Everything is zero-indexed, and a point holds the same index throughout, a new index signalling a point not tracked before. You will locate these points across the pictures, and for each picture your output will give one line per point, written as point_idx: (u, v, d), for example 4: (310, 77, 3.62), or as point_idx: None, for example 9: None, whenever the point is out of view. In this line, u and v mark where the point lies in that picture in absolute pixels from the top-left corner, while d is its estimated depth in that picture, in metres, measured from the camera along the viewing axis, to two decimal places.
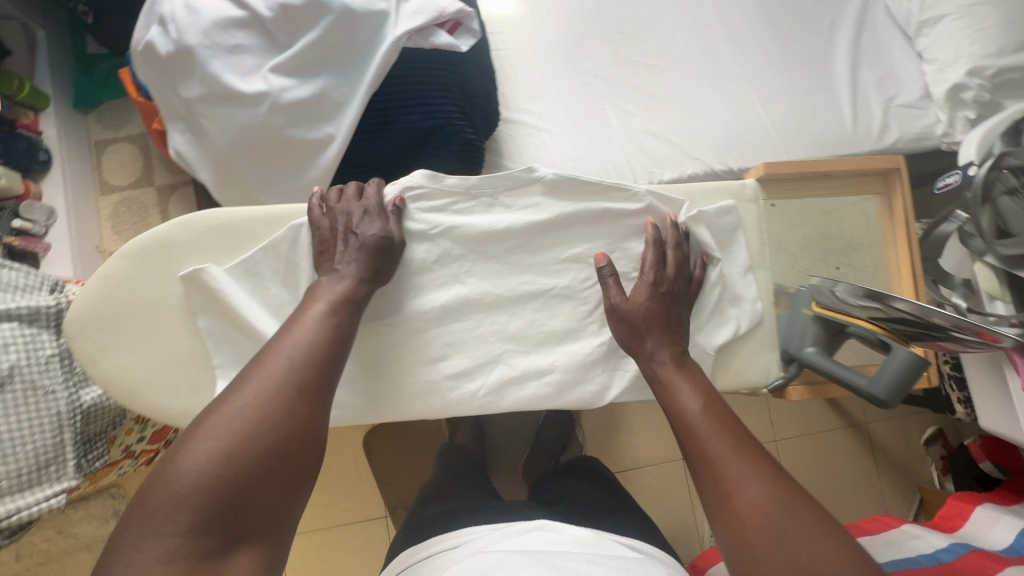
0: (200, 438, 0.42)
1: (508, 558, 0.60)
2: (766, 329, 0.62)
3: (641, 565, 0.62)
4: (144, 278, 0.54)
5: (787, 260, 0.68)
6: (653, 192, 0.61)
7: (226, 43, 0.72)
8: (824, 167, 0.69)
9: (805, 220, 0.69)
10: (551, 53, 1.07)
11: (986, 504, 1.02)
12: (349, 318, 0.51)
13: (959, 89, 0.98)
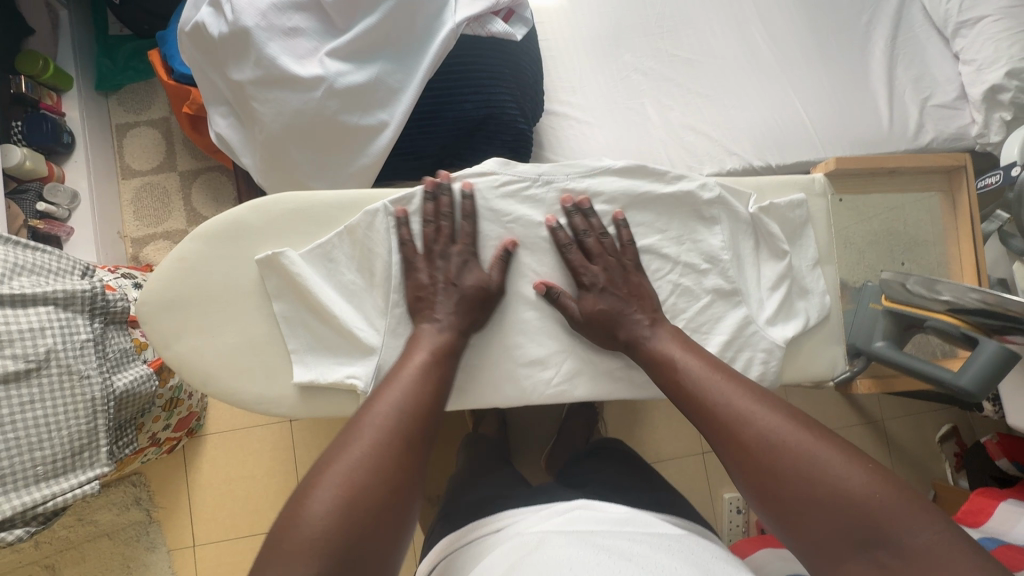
0: (323, 493, 0.41)
1: (547, 537, 0.56)
2: (833, 322, 0.60)
3: (691, 545, 0.58)
4: (220, 262, 0.53)
5: (855, 255, 0.87)
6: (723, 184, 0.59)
7: (283, 26, 0.71)
8: (894, 166, 0.81)
9: (870, 216, 0.86)
10: (591, 45, 1.07)
11: (1010, 500, 1.04)
12: (448, 367, 0.51)
13: (997, 91, 0.99)
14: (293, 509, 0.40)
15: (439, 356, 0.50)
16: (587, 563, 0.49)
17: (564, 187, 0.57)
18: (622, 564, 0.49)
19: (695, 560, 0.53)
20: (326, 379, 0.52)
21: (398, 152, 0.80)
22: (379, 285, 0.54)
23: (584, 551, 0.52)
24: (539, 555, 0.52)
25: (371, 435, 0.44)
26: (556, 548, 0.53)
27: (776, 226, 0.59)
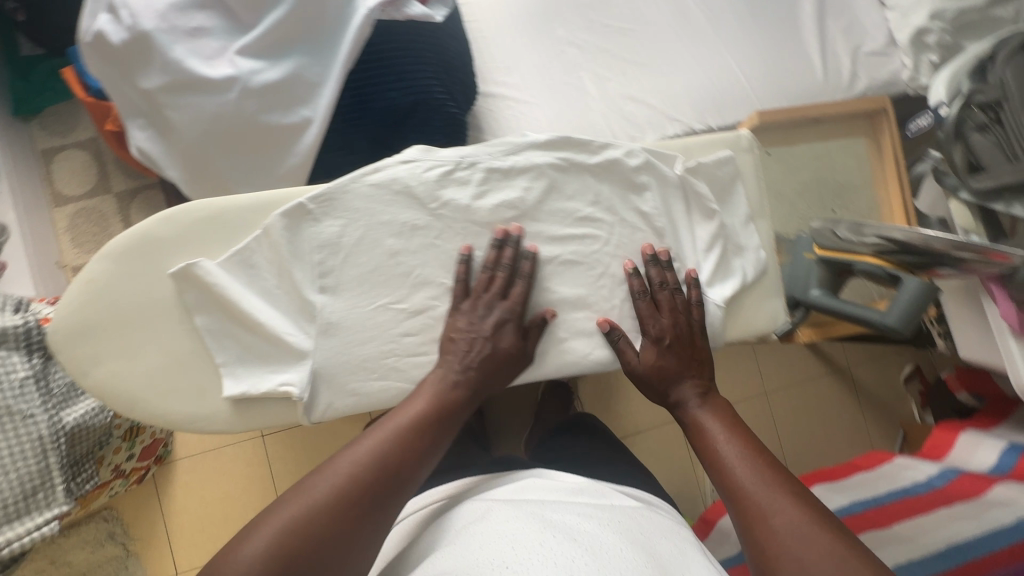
0: (264, 527, 0.41)
1: (493, 510, 0.57)
2: (770, 276, 0.60)
3: (639, 519, 0.59)
4: (134, 282, 0.50)
5: (786, 207, 0.84)
6: (648, 149, 0.58)
7: (186, 26, 0.68)
8: (815, 114, 0.83)
9: (800, 168, 0.84)
10: (523, 22, 1.05)
11: (970, 430, 1.07)
12: (436, 433, 0.50)
13: (923, 33, 1.01)
14: (237, 540, 0.41)
15: (432, 411, 0.50)
16: (528, 548, 0.50)
17: (490, 166, 0.55)
18: (565, 550, 0.50)
19: (641, 542, 0.54)
20: (258, 390, 0.50)
21: (327, 148, 0.77)
22: (302, 286, 0.51)
23: (528, 531, 0.52)
24: (484, 535, 0.53)
25: (329, 480, 0.44)
26: (502, 528, 0.53)
27: (704, 186, 0.58)
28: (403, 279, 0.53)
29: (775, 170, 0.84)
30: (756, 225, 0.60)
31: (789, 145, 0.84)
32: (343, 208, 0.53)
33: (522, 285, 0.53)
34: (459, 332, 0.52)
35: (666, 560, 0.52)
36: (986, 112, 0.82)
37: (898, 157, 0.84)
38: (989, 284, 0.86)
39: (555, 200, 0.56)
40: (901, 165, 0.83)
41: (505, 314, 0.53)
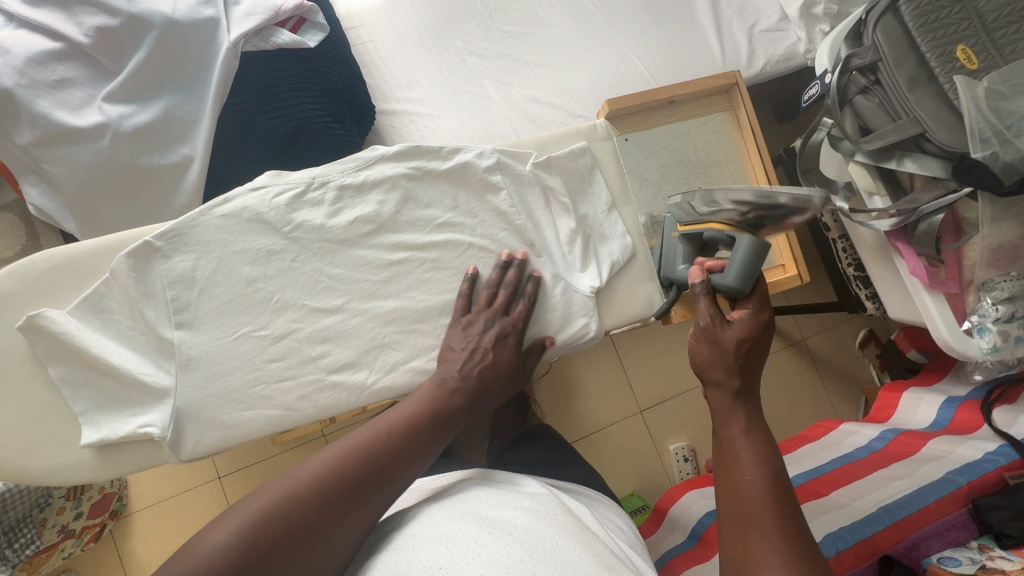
0: (262, 497, 0.44)
1: (423, 515, 0.54)
2: (640, 261, 0.68)
3: (573, 516, 0.57)
4: None
5: (650, 191, 0.74)
6: (501, 149, 0.64)
7: (48, 79, 0.67)
8: (669, 94, 0.73)
9: (660, 150, 0.74)
10: (420, 36, 1.05)
11: (911, 388, 1.07)
12: (436, 427, 0.53)
13: (810, 6, 1.03)
14: (237, 504, 0.44)
15: (427, 412, 0.53)
16: (464, 548, 0.46)
17: (341, 184, 0.59)
18: (503, 547, 0.47)
19: (577, 535, 0.52)
20: (117, 435, 0.53)
21: (215, 183, 0.77)
22: (159, 325, 0.53)
23: (464, 531, 0.49)
24: (418, 540, 0.49)
25: (333, 463, 0.47)
26: (435, 530, 0.50)
27: (558, 180, 0.66)
28: (264, 304, 0.56)
29: (634, 158, 0.73)
30: (619, 212, 0.68)
31: (646, 128, 0.74)
32: (195, 243, 0.55)
33: (524, 302, 0.60)
34: (457, 346, 0.58)
35: (603, 554, 0.50)
36: (865, 74, 0.84)
37: (756, 129, 0.74)
38: (895, 241, 0.88)
39: (410, 207, 0.61)
40: (758, 138, 0.73)
41: (508, 329, 0.59)
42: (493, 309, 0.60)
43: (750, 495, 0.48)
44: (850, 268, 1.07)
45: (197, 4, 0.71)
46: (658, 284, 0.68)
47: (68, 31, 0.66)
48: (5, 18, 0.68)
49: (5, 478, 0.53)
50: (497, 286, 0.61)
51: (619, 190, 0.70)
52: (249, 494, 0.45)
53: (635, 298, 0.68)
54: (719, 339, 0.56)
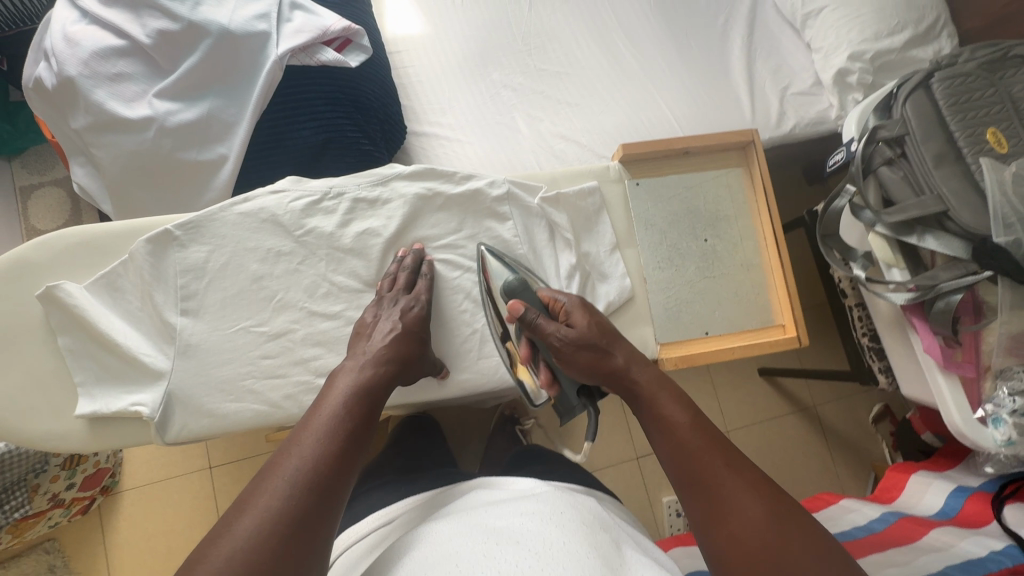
0: (225, 540, 0.41)
1: (429, 533, 0.56)
2: (637, 306, 0.69)
3: (577, 510, 0.59)
4: (2, 303, 0.55)
5: (657, 237, 0.71)
6: (513, 180, 0.66)
7: (108, 72, 0.72)
8: (684, 145, 0.72)
9: (670, 198, 0.72)
10: (458, 66, 1.10)
11: (920, 472, 1.03)
12: (374, 400, 0.53)
13: (844, 74, 1.03)
14: (193, 560, 0.41)
15: (359, 392, 0.53)
16: (477, 556, 0.49)
17: (356, 196, 0.61)
18: (510, 556, 0.49)
19: (580, 532, 0.54)
20: (108, 409, 0.54)
21: (244, 182, 0.81)
22: (165, 309, 0.56)
23: (471, 544, 0.51)
24: (433, 556, 0.51)
25: (282, 487, 0.45)
26: (447, 546, 0.52)
27: (564, 217, 0.67)
28: (266, 302, 0.58)
29: (643, 203, 0.71)
30: (621, 253, 0.69)
31: (658, 176, 0.72)
32: (210, 236, 0.57)
33: (424, 278, 0.62)
34: (364, 326, 0.58)
35: (608, 551, 0.53)
36: (891, 146, 0.83)
37: (770, 188, 0.72)
38: (911, 318, 0.87)
39: (414, 223, 0.64)
40: (770, 197, 0.71)
41: (412, 303, 0.60)
42: (395, 290, 0.60)
43: (704, 458, 0.52)
44: (865, 338, 1.04)
45: (252, 17, 0.75)
46: (653, 328, 0.68)
47: (133, 31, 0.72)
48: (81, 15, 0.75)
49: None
50: (397, 272, 0.62)
51: (624, 233, 0.71)
52: (202, 546, 0.42)
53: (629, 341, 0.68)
54: (574, 344, 0.59)
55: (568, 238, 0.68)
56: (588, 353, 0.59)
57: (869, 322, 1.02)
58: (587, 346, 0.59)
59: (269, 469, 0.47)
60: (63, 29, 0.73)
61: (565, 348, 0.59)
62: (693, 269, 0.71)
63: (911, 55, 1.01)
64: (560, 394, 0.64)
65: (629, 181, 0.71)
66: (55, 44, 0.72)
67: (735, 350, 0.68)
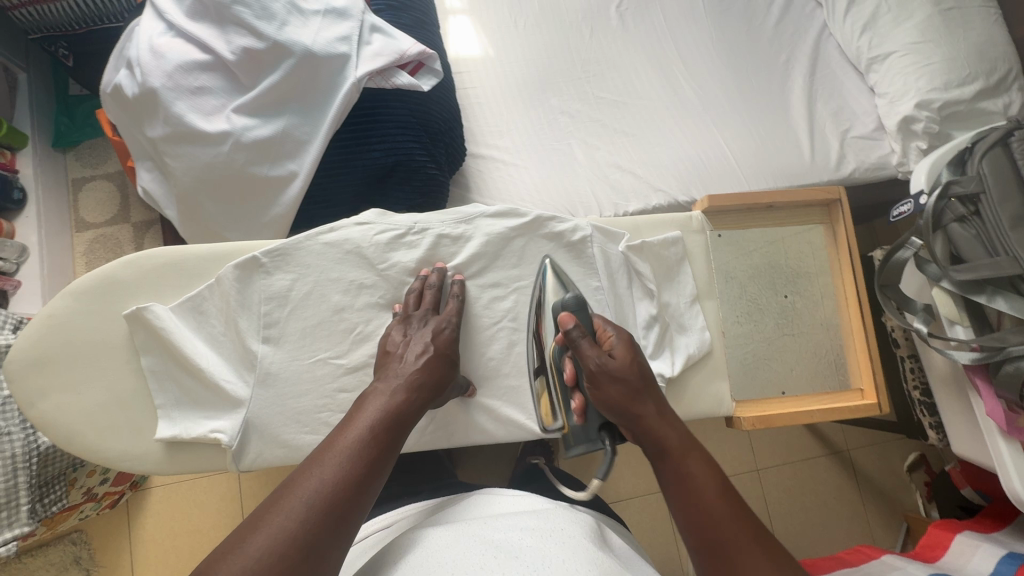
0: (237, 557, 0.39)
1: (430, 535, 0.56)
2: (715, 359, 0.67)
3: (579, 526, 0.57)
4: (91, 320, 0.58)
5: (735, 289, 0.70)
6: (595, 225, 0.67)
7: (190, 85, 0.73)
8: (769, 199, 0.71)
9: (750, 252, 0.71)
10: (518, 89, 1.10)
11: (966, 533, 1.01)
12: (399, 427, 0.52)
13: (910, 121, 1.01)
14: (200, 569, 0.39)
15: (388, 420, 0.51)
16: (468, 571, 0.48)
17: (439, 232, 0.65)
18: (507, 571, 0.48)
19: (583, 550, 0.52)
20: (189, 434, 0.57)
21: (311, 201, 0.82)
22: (248, 335, 0.59)
23: (469, 555, 0.50)
24: (425, 565, 0.50)
25: (298, 510, 0.43)
26: (441, 555, 0.51)
27: (647, 265, 0.67)
28: (345, 333, 0.61)
29: (725, 254, 0.70)
30: (702, 305, 0.68)
31: (740, 229, 0.72)
32: (294, 264, 0.60)
33: (453, 301, 0.62)
34: (394, 346, 0.58)
35: (609, 568, 0.50)
36: (964, 204, 0.82)
37: (854, 249, 0.72)
38: (974, 378, 0.84)
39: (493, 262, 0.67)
40: (857, 258, 0.70)
41: (443, 324, 0.61)
42: (443, 316, 0.61)
43: (710, 512, 0.48)
44: (917, 391, 1.02)
45: (334, 40, 0.75)
46: (729, 384, 0.67)
47: (218, 47, 0.73)
48: (166, 27, 0.76)
49: (75, 452, 0.57)
50: (422, 291, 0.63)
51: (704, 285, 0.70)
52: (211, 557, 0.40)
53: (704, 396, 0.66)
54: (604, 373, 0.54)
55: (650, 288, 0.68)
56: (619, 393, 0.53)
57: (923, 376, 1.00)
58: (621, 381, 0.54)
59: (292, 478, 0.45)
60: (148, 41, 0.74)
61: (599, 376, 0.54)
62: (771, 325, 0.71)
63: (981, 107, 0.99)
64: (581, 429, 0.58)
65: (712, 232, 0.70)
66: (140, 55, 0.73)
67: (812, 414, 0.66)
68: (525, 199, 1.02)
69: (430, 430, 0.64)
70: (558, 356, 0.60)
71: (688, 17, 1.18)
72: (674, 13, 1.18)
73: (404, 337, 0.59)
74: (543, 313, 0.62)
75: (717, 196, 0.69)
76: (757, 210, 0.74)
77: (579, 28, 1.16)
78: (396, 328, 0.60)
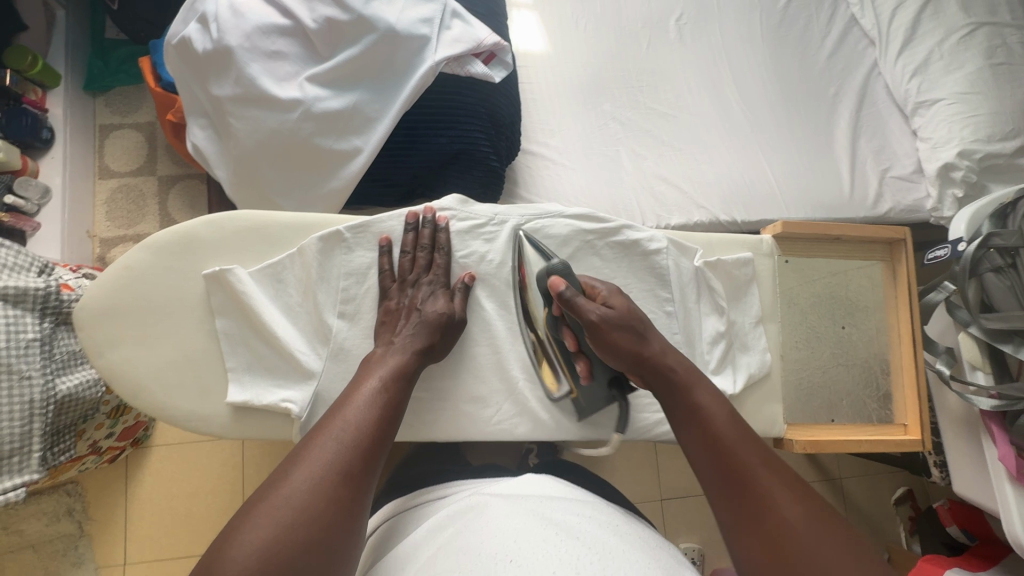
0: (260, 522, 0.42)
1: (494, 505, 0.58)
2: (773, 380, 0.70)
3: (635, 526, 0.58)
4: (169, 277, 0.60)
5: (797, 315, 0.74)
6: (671, 237, 0.69)
7: (266, 49, 0.72)
8: (839, 232, 0.73)
9: (815, 280, 0.75)
10: (573, 90, 1.11)
11: (955, 570, 1.04)
12: (399, 393, 0.54)
13: (949, 168, 1.04)
14: (243, 516, 0.43)
15: (388, 386, 0.54)
16: (534, 546, 0.49)
17: (518, 226, 0.67)
18: (571, 548, 0.49)
19: (643, 546, 0.53)
20: (260, 401, 0.59)
21: (370, 179, 0.82)
22: (325, 309, 0.61)
23: (533, 528, 0.52)
24: (489, 530, 0.53)
25: (336, 455, 0.47)
26: (504, 523, 0.53)
27: (719, 281, 0.70)
28: None
29: (789, 279, 0.74)
30: (764, 327, 0.71)
31: (807, 258, 0.75)
32: (374, 241, 0.63)
33: (444, 256, 0.63)
34: (391, 312, 0.60)
35: (668, 565, 0.52)
36: (1003, 255, 0.85)
37: (913, 286, 0.74)
38: (988, 424, 0.87)
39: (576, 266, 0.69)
40: (915, 295, 0.73)
41: (437, 287, 0.62)
42: (433, 271, 0.63)
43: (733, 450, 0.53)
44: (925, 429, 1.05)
45: (417, 21, 0.75)
46: (783, 407, 0.70)
47: (300, 14, 0.72)
48: None
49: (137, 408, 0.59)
50: (415, 249, 0.63)
51: (767, 307, 0.73)
52: (237, 524, 0.43)
53: (758, 416, 0.69)
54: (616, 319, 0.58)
55: (718, 303, 0.70)
56: (623, 339, 0.58)
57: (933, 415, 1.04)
58: (624, 328, 0.59)
59: (306, 447, 0.48)
60: None
61: (604, 326, 0.58)
62: (827, 353, 0.75)
63: (1019, 163, 1.02)
64: (588, 387, 0.64)
65: (781, 258, 0.73)
66: (219, 11, 0.72)
67: (860, 445, 0.69)
68: (571, 201, 1.03)
69: (489, 422, 0.65)
70: (552, 326, 0.63)
71: (744, 40, 1.19)
72: (732, 34, 1.19)
73: (405, 304, 0.60)
74: (526, 285, 0.65)
75: (791, 223, 0.72)
76: (824, 241, 0.75)
77: (637, 37, 1.16)
78: (392, 291, 0.61)
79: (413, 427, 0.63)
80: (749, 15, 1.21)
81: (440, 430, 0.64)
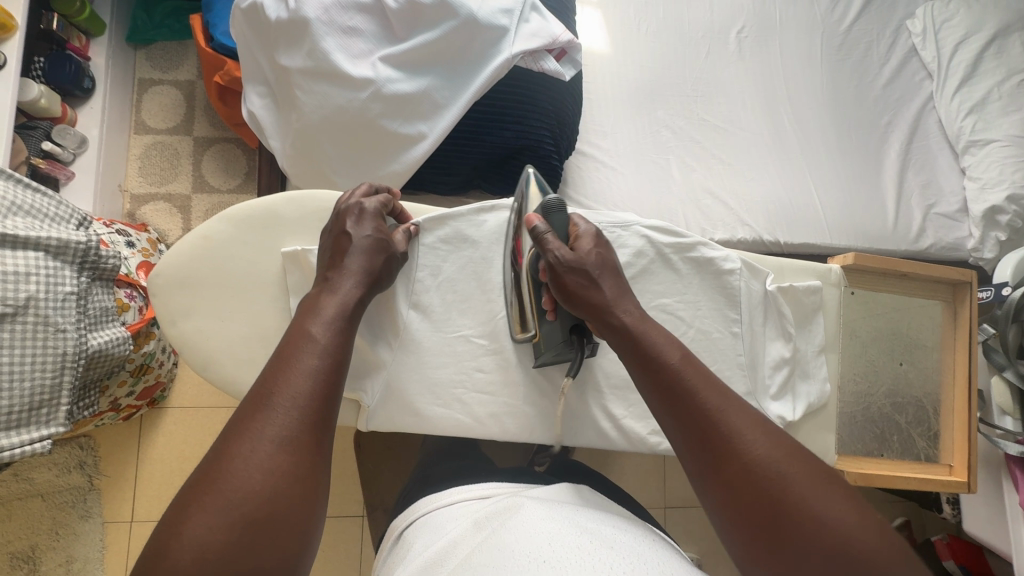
0: (201, 511, 0.40)
1: (530, 506, 0.58)
2: (825, 409, 0.71)
3: (666, 546, 0.58)
4: (246, 251, 0.61)
5: (858, 347, 0.77)
6: (743, 259, 0.69)
7: (343, 23, 0.71)
8: (906, 269, 0.76)
9: (877, 314, 0.77)
10: (628, 93, 1.09)
11: None
12: (343, 352, 0.51)
13: (996, 211, 1.05)
14: (184, 506, 0.41)
15: (332, 349, 0.50)
16: (569, 549, 0.49)
17: None
18: (603, 554, 0.49)
19: (675, 561, 0.54)
20: None
21: (431, 166, 0.81)
22: (400, 301, 0.64)
23: (566, 532, 0.52)
24: (522, 530, 0.53)
25: (282, 423, 0.44)
26: (537, 525, 0.54)
27: (784, 307, 0.70)
28: (490, 318, 0.66)
29: (853, 310, 0.76)
30: (826, 357, 0.72)
31: (874, 291, 0.77)
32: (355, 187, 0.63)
33: (383, 194, 0.62)
34: (338, 230, 0.58)
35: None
36: None
37: (973, 333, 0.78)
38: (1013, 469, 0.88)
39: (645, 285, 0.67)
40: (975, 341, 0.77)
41: (377, 214, 0.60)
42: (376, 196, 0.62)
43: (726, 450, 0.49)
44: None
45: (498, 11, 0.74)
46: (834, 438, 0.71)
47: None
48: None
49: (208, 377, 0.60)
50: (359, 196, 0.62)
51: (829, 336, 0.74)
52: (176, 514, 0.40)
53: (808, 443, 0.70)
54: (573, 264, 0.57)
55: (785, 330, 0.70)
56: (579, 283, 0.57)
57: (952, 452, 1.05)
58: (580, 271, 0.57)
59: (248, 419, 0.44)
60: None
61: (559, 268, 0.57)
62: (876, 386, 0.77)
63: None
64: (552, 326, 0.62)
65: (847, 288, 0.75)
66: None
67: (908, 480, 0.72)
68: (619, 204, 1.02)
69: (550, 426, 0.66)
70: (534, 266, 0.61)
71: (804, 60, 1.18)
72: (790, 52, 1.18)
73: (337, 226, 0.58)
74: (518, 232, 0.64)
75: (862, 257, 0.73)
76: (892, 276, 0.78)
77: (696, 45, 1.15)
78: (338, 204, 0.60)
79: (474, 423, 0.64)
80: (810, 35, 1.20)
81: (500, 429, 0.65)
